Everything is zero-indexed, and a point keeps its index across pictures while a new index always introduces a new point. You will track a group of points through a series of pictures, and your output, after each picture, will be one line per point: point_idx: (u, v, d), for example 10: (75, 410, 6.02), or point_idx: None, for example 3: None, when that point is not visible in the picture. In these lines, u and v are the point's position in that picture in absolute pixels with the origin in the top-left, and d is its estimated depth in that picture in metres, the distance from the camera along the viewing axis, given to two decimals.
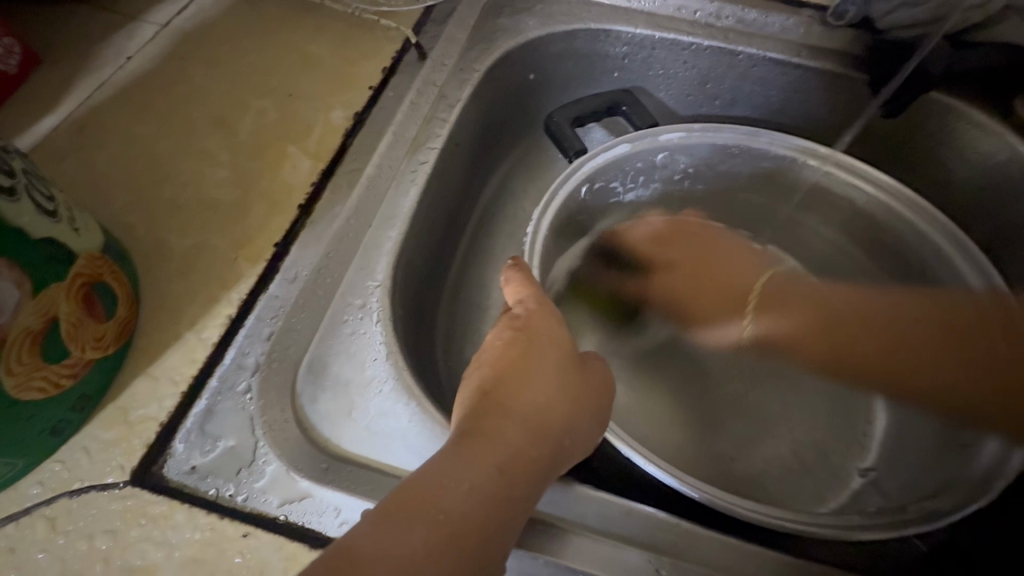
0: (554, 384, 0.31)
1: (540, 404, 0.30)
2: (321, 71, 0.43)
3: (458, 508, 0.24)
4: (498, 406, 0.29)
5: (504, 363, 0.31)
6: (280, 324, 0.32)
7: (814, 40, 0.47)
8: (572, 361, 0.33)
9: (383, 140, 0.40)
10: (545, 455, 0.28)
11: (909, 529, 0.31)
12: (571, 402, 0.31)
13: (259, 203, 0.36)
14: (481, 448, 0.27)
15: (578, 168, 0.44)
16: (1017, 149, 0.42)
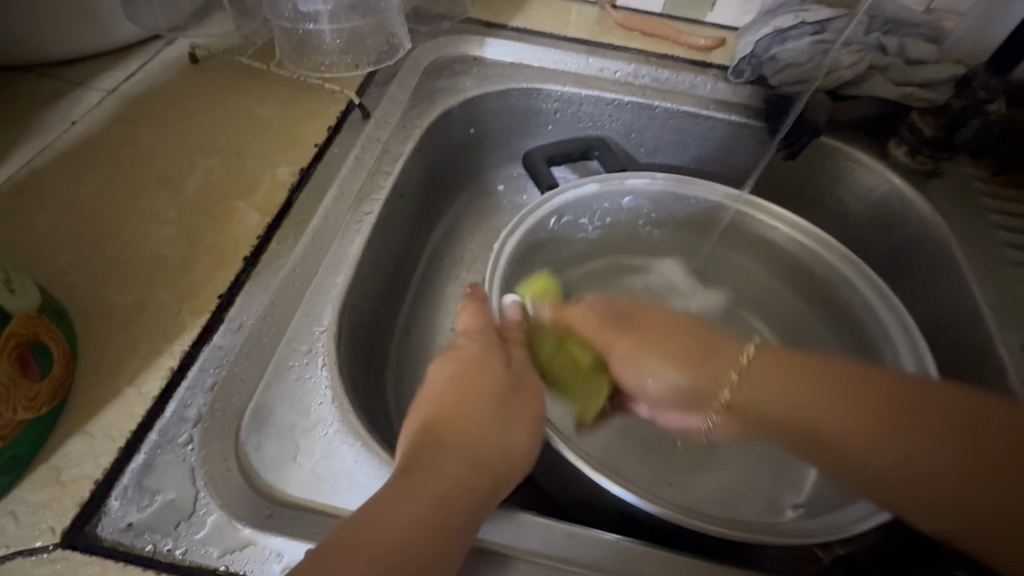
0: (495, 411, 0.32)
1: (482, 432, 0.31)
2: (267, 131, 0.45)
3: (399, 541, 0.24)
4: (439, 437, 0.30)
5: (447, 395, 0.33)
6: (224, 373, 0.32)
7: (719, 95, 0.55)
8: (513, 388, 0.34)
9: (329, 193, 0.43)
10: (485, 482, 0.29)
11: (842, 529, 0.33)
12: (511, 427, 0.32)
13: (204, 257, 0.37)
14: (422, 482, 0.28)
15: (547, 201, 0.48)
16: (892, 184, 0.51)
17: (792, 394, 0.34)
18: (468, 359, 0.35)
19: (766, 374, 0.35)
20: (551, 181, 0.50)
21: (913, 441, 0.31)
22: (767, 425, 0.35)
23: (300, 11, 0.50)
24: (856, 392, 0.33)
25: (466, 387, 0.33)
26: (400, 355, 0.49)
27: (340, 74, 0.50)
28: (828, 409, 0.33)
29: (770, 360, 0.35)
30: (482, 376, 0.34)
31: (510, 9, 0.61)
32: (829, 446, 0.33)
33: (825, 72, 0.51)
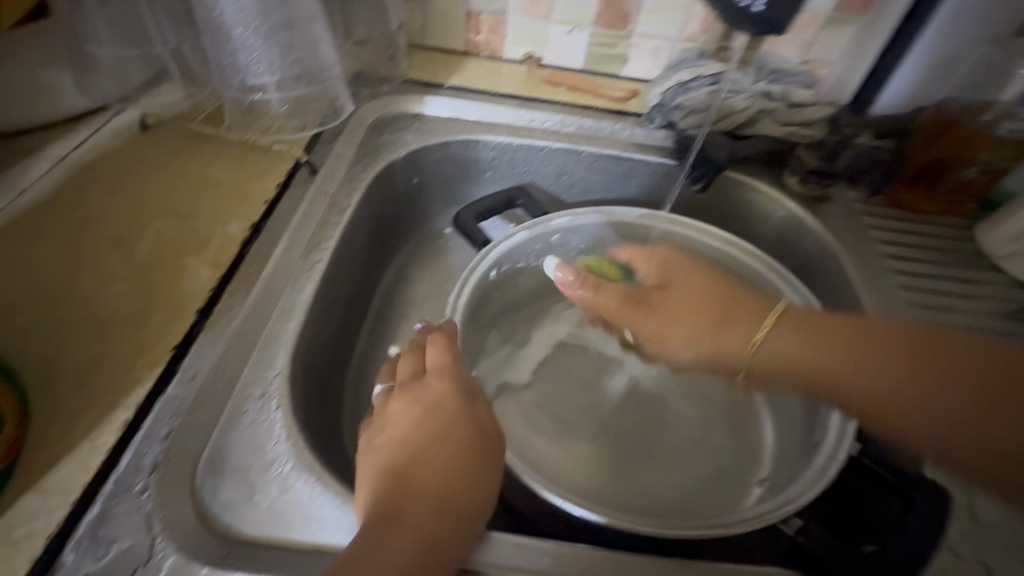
0: (460, 451, 0.34)
1: (445, 473, 0.32)
2: (218, 191, 0.48)
3: None
4: (405, 482, 0.32)
5: (411, 437, 0.34)
6: (178, 421, 0.34)
7: (637, 139, 0.62)
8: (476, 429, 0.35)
9: (279, 246, 0.45)
10: (451, 525, 0.31)
11: (775, 515, 0.37)
12: (473, 469, 0.33)
13: (157, 312, 0.39)
14: (394, 528, 0.29)
15: (486, 256, 0.54)
16: (788, 210, 0.58)
17: (826, 354, 0.36)
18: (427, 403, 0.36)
19: (795, 330, 0.38)
20: (482, 237, 0.56)
21: (905, 367, 0.33)
22: (801, 378, 0.37)
23: (248, 83, 0.48)
24: (860, 338, 0.35)
25: (430, 429, 0.34)
26: (355, 394, 0.51)
27: (287, 135, 0.53)
28: (858, 367, 0.35)
29: (804, 319, 0.38)
30: (446, 417, 0.35)
31: (447, 70, 0.67)
32: (850, 392, 0.35)
33: (723, 117, 0.59)
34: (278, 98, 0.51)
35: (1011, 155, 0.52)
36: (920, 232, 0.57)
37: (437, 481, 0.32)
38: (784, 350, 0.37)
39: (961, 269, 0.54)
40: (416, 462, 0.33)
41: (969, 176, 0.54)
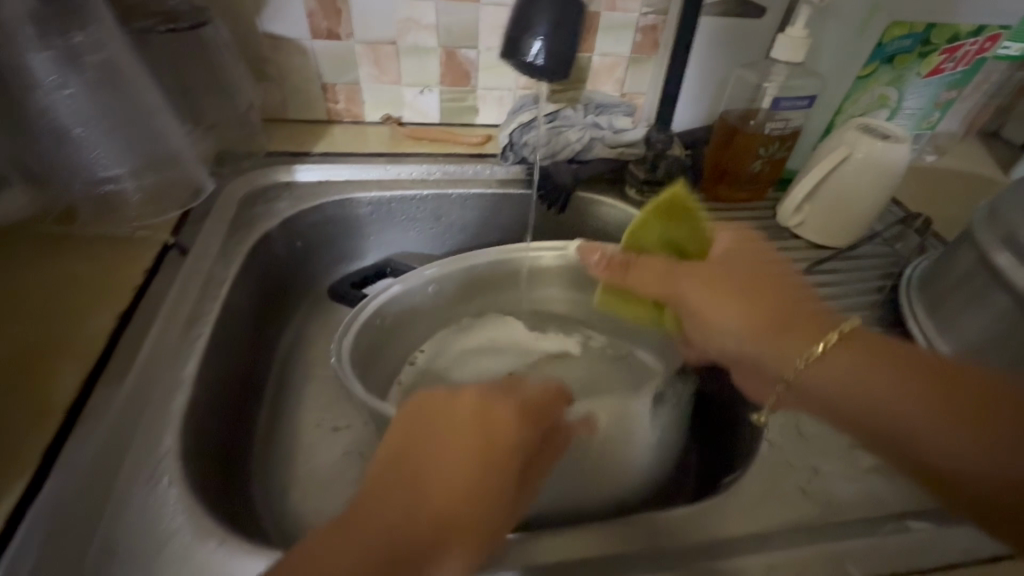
0: (476, 469, 0.30)
1: (445, 472, 0.29)
2: (83, 286, 0.46)
3: (363, 548, 0.26)
4: (408, 480, 0.29)
5: (414, 435, 0.31)
6: (59, 519, 0.34)
7: (501, 176, 0.70)
8: (480, 445, 0.31)
9: (154, 327, 0.45)
10: (461, 514, 0.28)
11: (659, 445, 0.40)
12: (471, 502, 0.29)
13: (19, 426, 0.37)
14: (399, 496, 0.28)
15: (365, 304, 0.56)
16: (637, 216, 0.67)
17: (875, 374, 0.36)
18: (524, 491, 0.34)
19: (848, 356, 0.37)
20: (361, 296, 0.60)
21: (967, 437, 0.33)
22: (832, 404, 0.38)
23: (96, 178, 0.47)
24: (941, 375, 0.35)
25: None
26: (264, 457, 0.51)
27: (152, 219, 0.51)
28: (881, 377, 0.36)
29: (862, 344, 0.38)
30: (494, 447, 0.31)
31: (312, 138, 0.70)
32: (882, 416, 0.35)
33: (557, 151, 0.67)
34: (134, 185, 0.49)
35: (780, 147, 0.65)
36: (740, 216, 0.68)
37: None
38: (820, 384, 0.38)
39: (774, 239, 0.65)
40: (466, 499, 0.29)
41: (756, 168, 0.66)
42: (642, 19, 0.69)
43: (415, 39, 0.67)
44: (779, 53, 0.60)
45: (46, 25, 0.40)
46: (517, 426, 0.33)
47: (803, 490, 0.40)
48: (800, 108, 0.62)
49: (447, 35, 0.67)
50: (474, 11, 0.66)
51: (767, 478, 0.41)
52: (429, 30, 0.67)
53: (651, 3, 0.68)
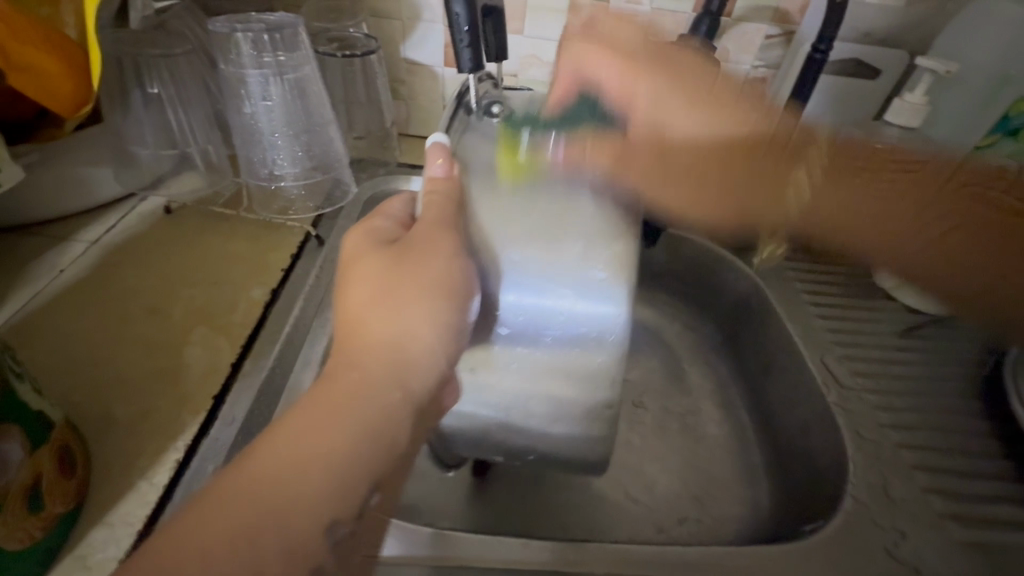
0: (384, 286, 0.34)
1: (384, 318, 0.34)
2: (241, 262, 0.53)
3: (322, 462, 0.28)
4: (352, 342, 0.33)
5: (341, 323, 0.35)
6: (221, 460, 0.38)
7: None
8: (392, 260, 0.35)
9: (296, 305, 0.50)
10: (380, 369, 0.32)
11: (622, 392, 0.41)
12: (414, 298, 0.34)
13: (192, 374, 0.43)
14: (350, 356, 0.32)
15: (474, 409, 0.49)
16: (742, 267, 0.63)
17: (898, 203, 0.52)
18: (436, 238, 0.36)
19: (843, 176, 0.54)
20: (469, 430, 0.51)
21: (920, 232, 0.52)
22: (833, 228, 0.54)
23: (273, 173, 0.56)
24: (919, 201, 0.52)
25: (368, 421, 0.30)
26: None
27: (305, 211, 0.58)
28: (913, 221, 0.52)
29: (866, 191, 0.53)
30: (408, 266, 0.35)
31: None
32: (894, 258, 0.52)
33: None
34: (296, 184, 0.57)
35: None
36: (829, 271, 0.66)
37: (371, 420, 0.30)
38: (823, 197, 0.53)
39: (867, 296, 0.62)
40: (392, 317, 0.34)
41: None
42: (753, 72, 0.71)
43: (534, 73, 0.73)
44: (893, 118, 0.61)
45: (261, 45, 0.50)
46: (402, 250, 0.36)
47: (894, 554, 0.40)
48: None
49: None
50: None
51: (851, 536, 0.41)
52: (549, 66, 0.72)
53: (764, 57, 0.70)
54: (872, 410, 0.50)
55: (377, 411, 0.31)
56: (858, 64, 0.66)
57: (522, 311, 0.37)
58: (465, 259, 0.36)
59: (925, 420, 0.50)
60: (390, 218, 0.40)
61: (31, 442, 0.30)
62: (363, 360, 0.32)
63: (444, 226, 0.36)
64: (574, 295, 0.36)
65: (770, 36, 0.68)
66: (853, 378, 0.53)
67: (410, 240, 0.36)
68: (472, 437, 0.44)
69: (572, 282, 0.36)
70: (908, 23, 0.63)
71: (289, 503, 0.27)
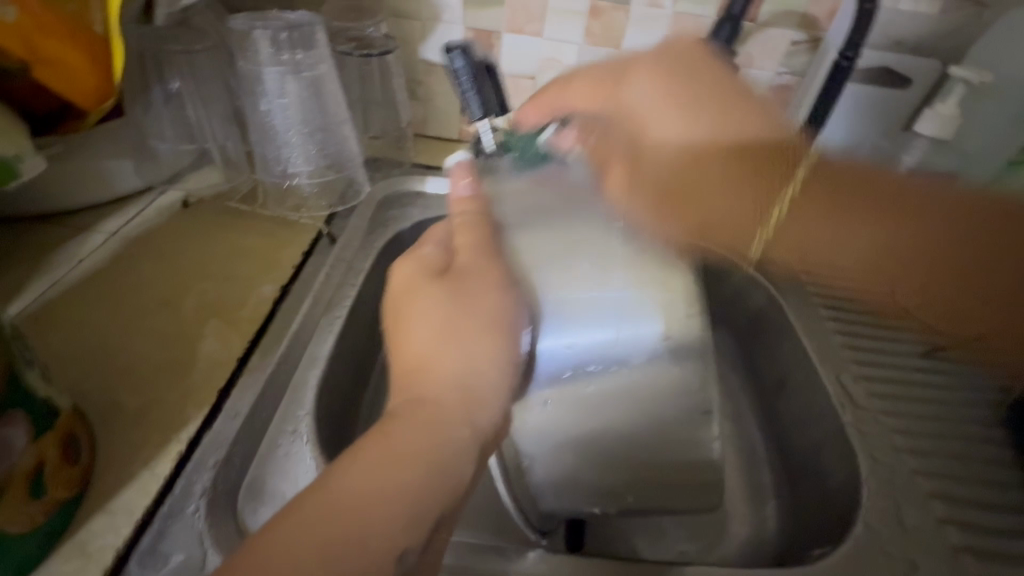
0: (439, 318, 0.37)
1: (441, 354, 0.36)
2: (253, 259, 0.54)
3: (390, 493, 0.29)
4: (415, 371, 0.36)
5: (399, 355, 0.38)
6: (224, 453, 0.38)
7: None
8: (448, 293, 0.38)
9: (305, 302, 0.50)
10: (439, 404, 0.33)
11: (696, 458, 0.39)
12: (468, 329, 0.36)
13: (199, 367, 0.44)
14: (418, 384, 0.35)
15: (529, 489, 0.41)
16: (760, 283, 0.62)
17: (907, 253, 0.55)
18: (488, 269, 0.38)
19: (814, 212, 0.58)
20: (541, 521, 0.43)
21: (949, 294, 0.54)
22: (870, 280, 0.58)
23: (287, 171, 0.57)
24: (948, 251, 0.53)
25: (428, 456, 0.31)
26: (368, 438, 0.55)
27: (318, 209, 0.59)
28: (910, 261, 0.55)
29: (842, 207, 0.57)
30: (466, 299, 0.37)
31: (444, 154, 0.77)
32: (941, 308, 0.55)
33: None
34: (310, 182, 0.58)
35: None
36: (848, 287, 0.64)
37: (433, 455, 0.31)
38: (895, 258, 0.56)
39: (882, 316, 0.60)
40: (455, 351, 0.36)
41: None
42: (777, 78, 0.69)
43: (553, 76, 0.72)
44: (926, 127, 0.59)
45: (280, 43, 0.50)
46: (462, 284, 0.38)
47: None
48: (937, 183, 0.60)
49: None
50: (613, 58, 0.69)
51: (862, 563, 0.39)
52: (568, 69, 0.71)
53: (788, 64, 0.68)
54: (888, 433, 0.48)
55: (443, 445, 0.32)
56: (887, 73, 0.63)
57: (567, 363, 0.37)
58: (512, 290, 0.37)
59: (944, 446, 0.48)
60: (438, 245, 0.42)
61: (35, 429, 0.30)
62: (432, 394, 0.34)
63: (486, 255, 0.38)
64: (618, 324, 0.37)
65: (795, 42, 0.66)
66: (870, 398, 0.51)
67: (460, 270, 0.38)
68: (564, 485, 0.40)
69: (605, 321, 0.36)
70: (943, 31, 0.61)
71: (363, 533, 0.27)
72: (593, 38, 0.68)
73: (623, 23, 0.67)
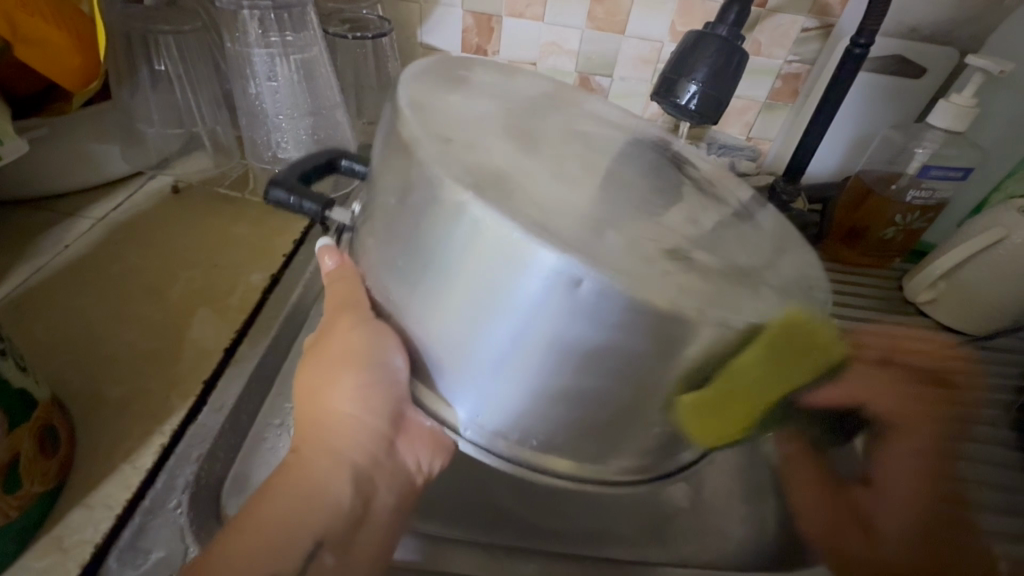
0: (326, 364, 0.35)
1: (327, 404, 0.34)
2: (242, 246, 0.52)
3: (281, 531, 0.31)
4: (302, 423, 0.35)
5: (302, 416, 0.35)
6: (208, 446, 0.38)
7: None
8: (327, 346, 0.35)
9: (296, 292, 0.49)
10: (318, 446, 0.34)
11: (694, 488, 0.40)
12: (337, 367, 0.34)
13: (183, 358, 0.43)
14: (310, 433, 0.35)
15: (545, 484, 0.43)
16: None
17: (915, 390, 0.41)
18: (347, 331, 0.33)
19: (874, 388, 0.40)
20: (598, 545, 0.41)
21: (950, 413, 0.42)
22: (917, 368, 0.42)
23: (278, 156, 0.55)
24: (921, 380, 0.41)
25: (306, 492, 0.33)
26: None
27: None
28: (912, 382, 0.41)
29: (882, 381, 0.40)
30: (334, 340, 0.34)
31: None
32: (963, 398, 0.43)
33: None
34: None
35: (920, 217, 0.59)
36: (856, 280, 0.62)
37: (310, 498, 0.33)
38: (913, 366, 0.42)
39: (889, 311, 0.58)
40: (325, 396, 0.35)
41: (889, 235, 0.61)
42: (787, 66, 0.67)
43: (555, 62, 0.70)
44: (937, 118, 0.56)
45: (268, 24, 0.49)
46: (334, 319, 0.34)
47: None
48: (950, 177, 0.57)
49: (586, 61, 0.69)
50: (617, 43, 0.67)
51: None
52: (570, 54, 0.69)
53: (798, 51, 0.65)
54: None
55: (322, 484, 0.33)
56: (901, 62, 0.61)
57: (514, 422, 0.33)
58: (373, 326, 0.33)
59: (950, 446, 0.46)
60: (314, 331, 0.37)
61: (9, 421, 0.29)
62: (322, 437, 0.34)
63: (344, 309, 0.34)
64: (522, 312, 0.27)
65: (806, 29, 0.64)
66: None
67: (325, 347, 0.34)
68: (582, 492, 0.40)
69: (497, 311, 0.28)
70: (960, 19, 0.59)
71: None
72: (597, 22, 0.66)
73: (628, 7, 0.64)
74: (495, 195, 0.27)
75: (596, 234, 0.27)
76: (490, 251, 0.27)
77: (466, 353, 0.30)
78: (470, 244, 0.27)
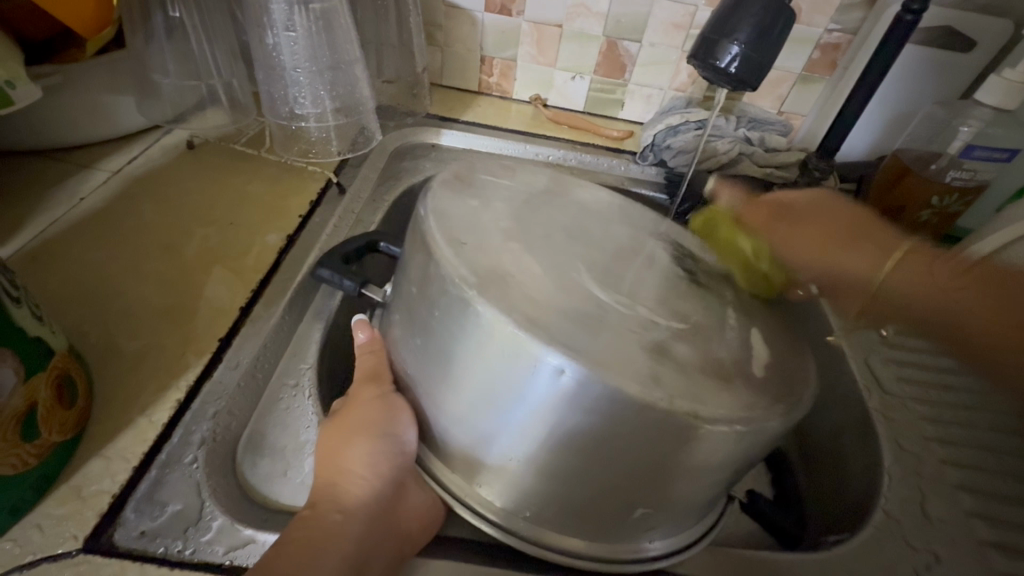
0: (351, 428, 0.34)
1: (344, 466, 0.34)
2: (257, 206, 0.51)
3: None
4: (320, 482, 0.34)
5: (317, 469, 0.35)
6: (223, 404, 0.37)
7: (635, 175, 0.66)
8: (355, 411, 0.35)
9: (312, 253, 0.48)
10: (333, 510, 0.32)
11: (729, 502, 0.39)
12: (364, 435, 0.34)
13: (198, 316, 0.42)
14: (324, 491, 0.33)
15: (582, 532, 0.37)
16: None
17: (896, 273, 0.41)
18: (376, 410, 0.34)
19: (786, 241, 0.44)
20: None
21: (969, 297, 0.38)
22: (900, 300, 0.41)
23: (294, 113, 0.54)
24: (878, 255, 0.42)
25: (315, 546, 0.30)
26: None
27: (326, 156, 0.56)
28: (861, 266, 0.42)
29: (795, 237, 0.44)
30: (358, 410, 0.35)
31: (461, 106, 0.72)
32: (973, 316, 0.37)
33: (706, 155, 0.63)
34: (319, 126, 0.55)
35: (959, 200, 0.57)
36: None
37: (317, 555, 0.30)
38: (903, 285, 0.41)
39: None
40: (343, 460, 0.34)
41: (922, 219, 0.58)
42: (827, 36, 0.63)
43: (582, 24, 0.67)
44: (986, 94, 0.53)
45: None
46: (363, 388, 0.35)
47: None
48: (993, 159, 0.54)
49: (614, 25, 0.66)
50: (648, 6, 0.64)
51: (877, 553, 0.38)
52: (598, 17, 0.66)
53: (840, 20, 0.62)
54: (917, 420, 0.45)
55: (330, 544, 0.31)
56: (950, 33, 0.58)
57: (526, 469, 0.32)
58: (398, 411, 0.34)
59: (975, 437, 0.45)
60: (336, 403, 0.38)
61: (26, 368, 0.29)
62: (342, 492, 0.33)
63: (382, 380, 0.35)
64: (531, 397, 0.28)
65: None
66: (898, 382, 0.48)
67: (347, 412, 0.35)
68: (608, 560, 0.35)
69: (514, 404, 0.29)
70: None
71: None
72: None
73: None
74: (497, 296, 0.29)
75: (612, 355, 0.28)
76: (500, 348, 0.28)
77: (474, 418, 0.31)
78: (479, 341, 0.29)
